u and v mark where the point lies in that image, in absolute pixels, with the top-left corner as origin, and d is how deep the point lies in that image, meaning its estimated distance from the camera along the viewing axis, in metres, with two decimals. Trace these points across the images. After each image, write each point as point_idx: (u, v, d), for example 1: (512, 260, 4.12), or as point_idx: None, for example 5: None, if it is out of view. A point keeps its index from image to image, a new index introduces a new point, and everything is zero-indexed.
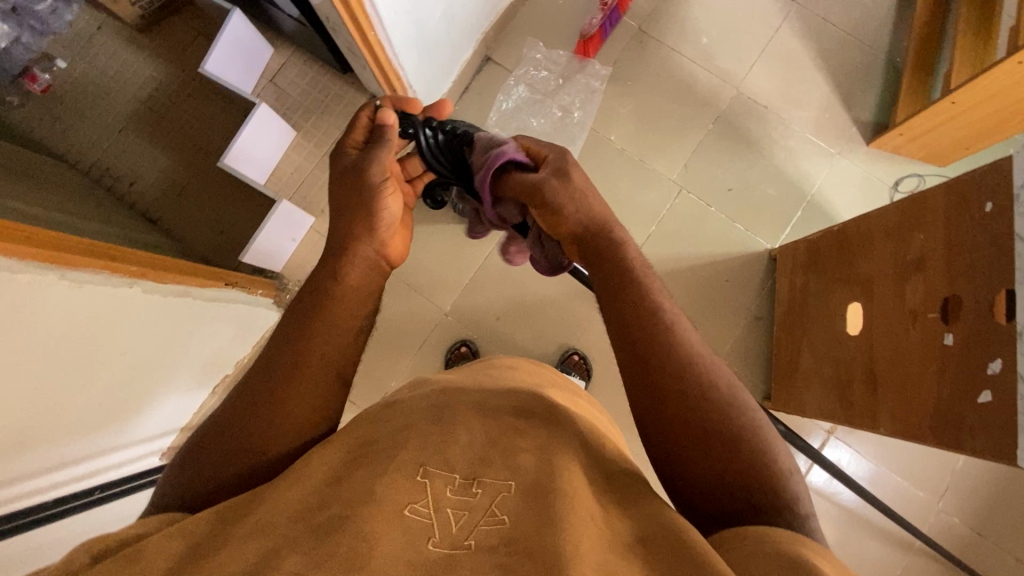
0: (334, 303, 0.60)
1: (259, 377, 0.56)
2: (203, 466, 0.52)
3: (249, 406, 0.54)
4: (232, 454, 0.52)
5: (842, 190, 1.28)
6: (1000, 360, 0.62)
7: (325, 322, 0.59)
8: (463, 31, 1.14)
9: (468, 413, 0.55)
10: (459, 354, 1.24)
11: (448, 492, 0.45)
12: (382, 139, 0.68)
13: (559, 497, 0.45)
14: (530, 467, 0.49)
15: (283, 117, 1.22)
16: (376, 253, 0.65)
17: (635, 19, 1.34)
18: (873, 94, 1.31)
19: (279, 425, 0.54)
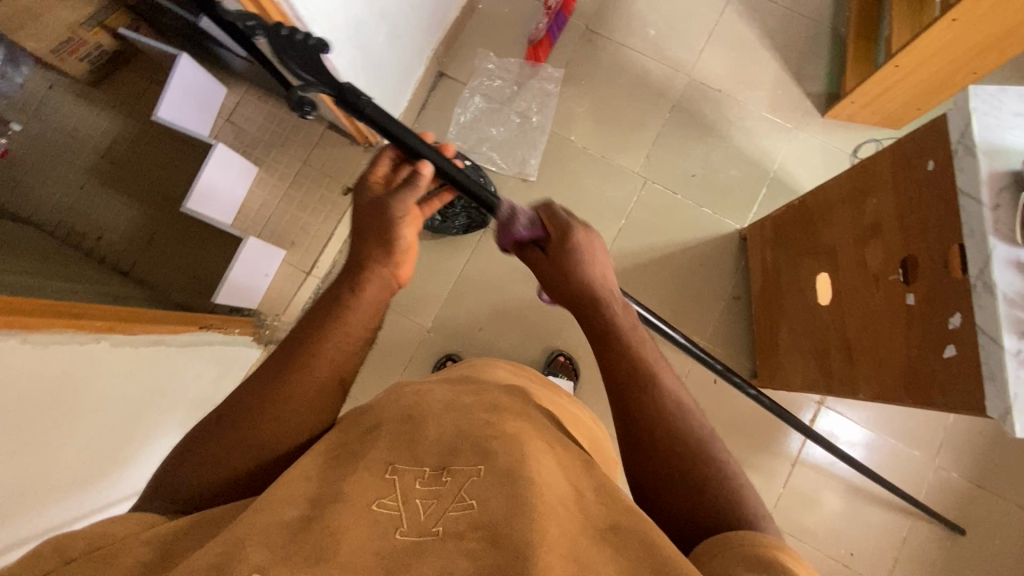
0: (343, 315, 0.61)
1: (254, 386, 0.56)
2: (190, 473, 0.52)
3: (235, 411, 0.55)
4: (219, 455, 0.53)
5: (804, 163, 1.30)
6: (959, 314, 0.63)
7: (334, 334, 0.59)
8: (409, 50, 1.15)
9: (439, 409, 0.56)
10: (445, 368, 1.24)
11: (417, 483, 0.46)
12: (416, 181, 0.64)
13: (524, 480, 0.45)
14: (500, 447, 0.50)
15: (243, 154, 1.22)
16: (390, 274, 0.65)
17: (582, 20, 1.35)
18: (822, 65, 1.33)
19: (268, 430, 0.54)
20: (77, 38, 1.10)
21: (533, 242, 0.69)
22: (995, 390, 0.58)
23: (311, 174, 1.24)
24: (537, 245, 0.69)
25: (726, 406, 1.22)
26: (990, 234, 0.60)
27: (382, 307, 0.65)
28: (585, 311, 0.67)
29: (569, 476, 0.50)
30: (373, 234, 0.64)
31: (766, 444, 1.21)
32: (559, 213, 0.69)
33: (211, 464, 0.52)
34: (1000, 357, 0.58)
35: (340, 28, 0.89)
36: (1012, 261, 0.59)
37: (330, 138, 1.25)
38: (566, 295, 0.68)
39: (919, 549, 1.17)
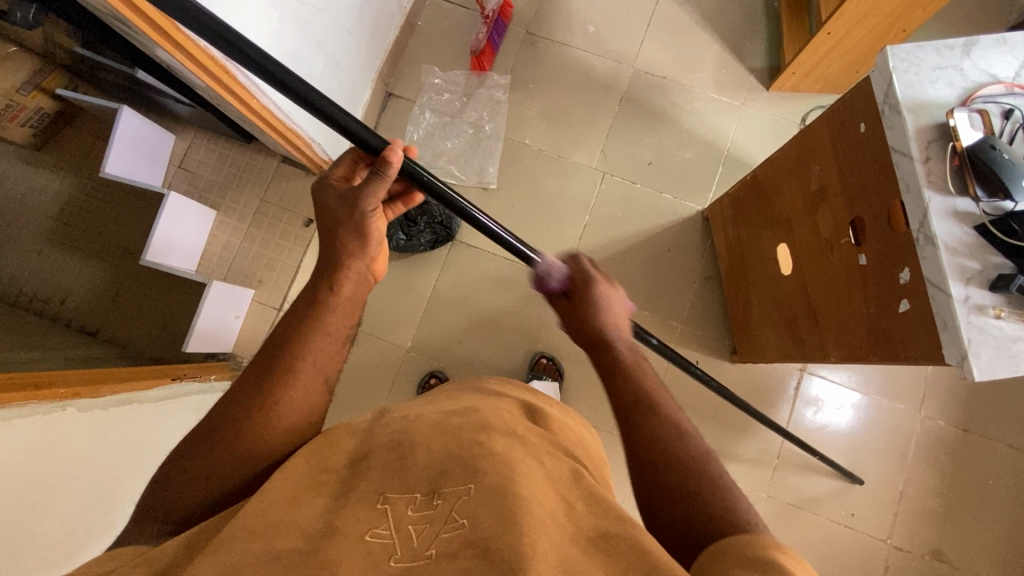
0: (327, 318, 0.61)
1: (240, 393, 0.56)
2: (183, 484, 0.51)
3: (227, 422, 0.54)
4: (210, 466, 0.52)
5: (755, 137, 1.32)
6: (908, 268, 0.64)
7: (321, 336, 0.59)
8: (349, 77, 1.15)
9: (426, 428, 0.55)
10: (430, 386, 1.23)
11: (409, 510, 0.46)
12: (381, 173, 0.64)
13: (513, 494, 0.45)
14: (490, 465, 0.49)
15: (200, 200, 1.21)
16: (366, 267, 0.65)
17: (521, 25, 1.37)
18: (760, 41, 1.35)
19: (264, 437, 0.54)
20: (16, 104, 1.08)
21: (558, 292, 0.72)
22: (950, 338, 0.59)
23: (270, 211, 1.23)
24: (563, 297, 0.72)
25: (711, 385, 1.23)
26: (925, 187, 0.60)
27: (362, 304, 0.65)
28: (599, 348, 0.66)
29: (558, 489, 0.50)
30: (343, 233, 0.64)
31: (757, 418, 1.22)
32: (585, 266, 0.71)
33: (198, 481, 0.51)
34: (950, 305, 0.59)
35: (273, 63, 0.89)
36: (949, 211, 0.60)
37: (286, 171, 1.24)
38: (579, 336, 0.69)
39: (917, 501, 1.19)
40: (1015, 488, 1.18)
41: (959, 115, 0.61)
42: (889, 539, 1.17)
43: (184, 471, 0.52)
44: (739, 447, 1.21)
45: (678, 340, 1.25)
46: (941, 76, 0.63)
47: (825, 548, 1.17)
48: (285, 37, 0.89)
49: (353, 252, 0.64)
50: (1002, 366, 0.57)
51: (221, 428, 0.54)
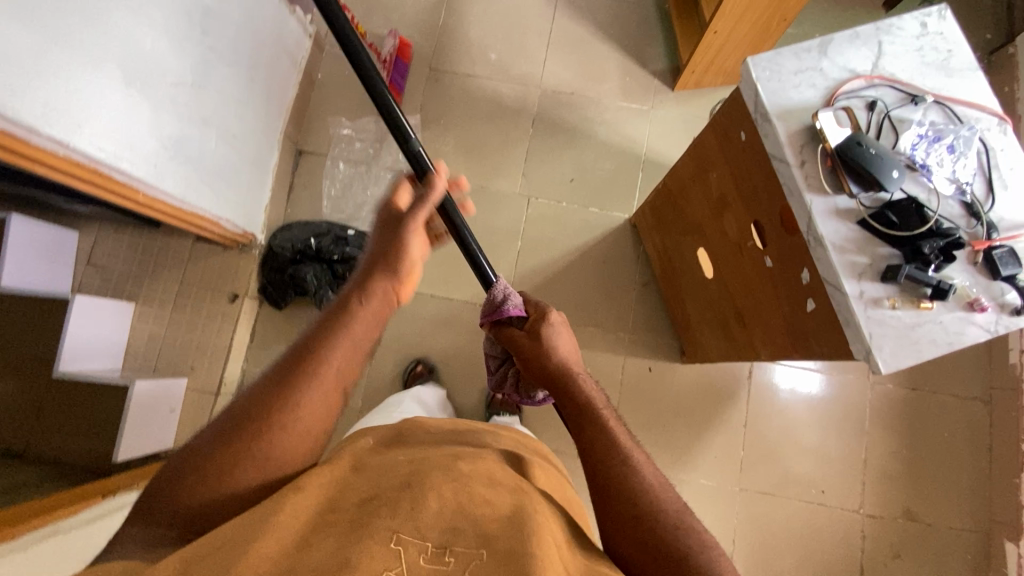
0: (353, 324, 0.60)
1: (254, 404, 0.54)
2: (187, 490, 0.51)
3: (240, 424, 0.54)
4: (219, 473, 0.52)
5: (669, 138, 1.34)
6: (807, 268, 0.65)
7: (345, 342, 0.59)
8: (248, 146, 1.12)
9: (440, 475, 0.53)
10: (415, 373, 1.23)
11: (421, 560, 0.45)
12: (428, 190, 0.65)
13: (532, 566, 0.44)
14: (502, 533, 0.48)
15: (116, 295, 1.17)
16: (392, 290, 0.63)
17: (422, 62, 1.36)
18: (658, 43, 1.38)
19: (276, 443, 0.54)
20: None
21: (511, 323, 0.74)
22: (854, 333, 0.59)
23: (192, 293, 1.19)
24: (516, 326, 0.73)
25: (667, 389, 1.24)
26: (805, 191, 0.61)
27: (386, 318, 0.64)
28: (562, 387, 0.68)
29: (563, 556, 0.49)
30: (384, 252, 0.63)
31: (717, 413, 1.23)
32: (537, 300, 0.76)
33: (207, 486, 0.51)
34: (848, 302, 0.59)
35: (152, 154, 0.85)
36: (831, 210, 0.61)
37: (202, 250, 1.21)
38: (540, 373, 0.69)
39: (882, 466, 1.21)
40: (970, 438, 1.22)
41: (825, 115, 0.62)
42: (861, 509, 1.19)
43: (188, 479, 0.51)
44: (705, 446, 1.22)
45: (628, 350, 1.25)
46: (802, 79, 0.64)
47: (801, 529, 1.19)
48: (163, 122, 0.86)
49: (385, 269, 0.63)
50: (904, 355, 0.58)
51: (230, 439, 0.53)
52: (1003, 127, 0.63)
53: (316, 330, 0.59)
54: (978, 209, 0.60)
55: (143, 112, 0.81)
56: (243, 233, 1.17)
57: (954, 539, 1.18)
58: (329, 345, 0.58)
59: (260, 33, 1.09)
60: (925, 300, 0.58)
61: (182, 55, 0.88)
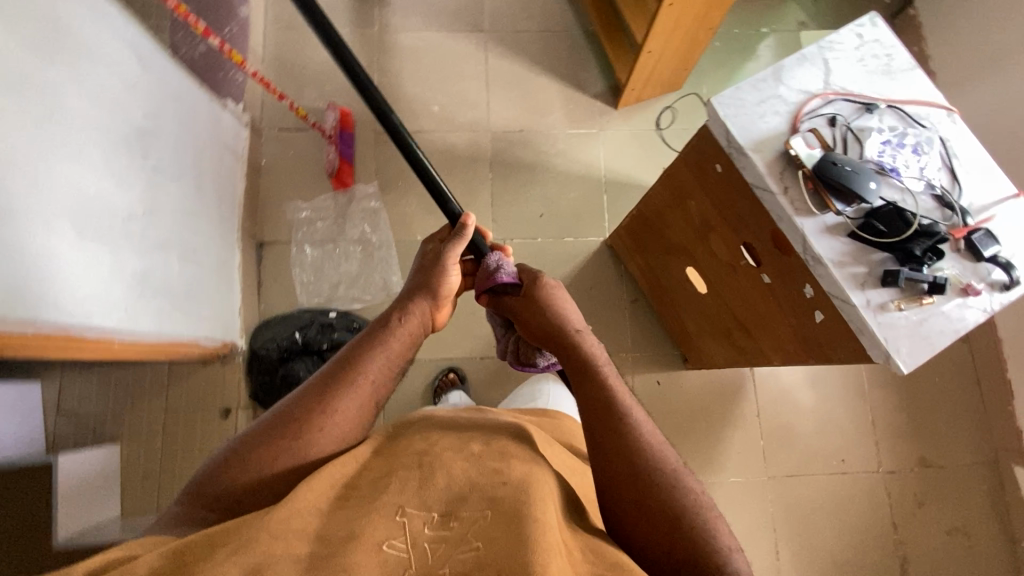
0: (388, 341, 0.75)
1: (309, 398, 0.67)
2: (241, 470, 0.62)
3: (292, 418, 0.65)
4: (275, 458, 0.63)
5: (623, 156, 1.36)
6: (809, 284, 0.67)
7: (380, 353, 0.73)
8: (210, 255, 1.07)
9: (449, 454, 0.61)
10: (449, 380, 1.21)
11: (426, 529, 0.52)
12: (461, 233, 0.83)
13: (533, 523, 0.51)
14: (507, 494, 0.55)
15: (99, 438, 1.09)
16: (428, 310, 0.82)
17: (367, 127, 1.33)
18: (593, 66, 1.41)
19: (321, 439, 0.65)
20: None
21: (506, 290, 0.80)
22: (869, 340, 0.62)
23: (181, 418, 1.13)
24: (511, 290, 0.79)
25: (678, 399, 1.26)
26: (794, 216, 0.64)
27: (417, 336, 0.79)
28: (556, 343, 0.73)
29: (564, 531, 0.55)
30: (420, 284, 0.82)
31: (729, 410, 1.26)
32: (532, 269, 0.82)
33: (256, 464, 0.62)
34: (858, 312, 0.62)
35: (117, 297, 0.81)
36: (823, 229, 0.64)
37: (181, 371, 1.14)
38: (535, 330, 0.75)
39: (889, 423, 1.27)
40: (958, 377, 1.29)
41: (795, 141, 0.65)
42: (880, 468, 1.25)
43: (243, 458, 0.63)
44: (726, 444, 1.24)
45: (633, 369, 1.27)
46: (766, 108, 0.67)
47: (832, 501, 1.23)
48: (121, 261, 0.81)
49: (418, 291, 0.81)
50: (922, 350, 0.61)
51: (284, 425, 0.65)
52: (952, 117, 0.68)
53: (362, 341, 0.75)
54: (950, 199, 0.65)
55: (97, 258, 0.76)
56: (223, 343, 1.11)
57: (967, 474, 1.25)
58: (371, 354, 0.73)
59: (198, 138, 1.05)
60: (925, 296, 0.62)
61: (127, 187, 0.83)
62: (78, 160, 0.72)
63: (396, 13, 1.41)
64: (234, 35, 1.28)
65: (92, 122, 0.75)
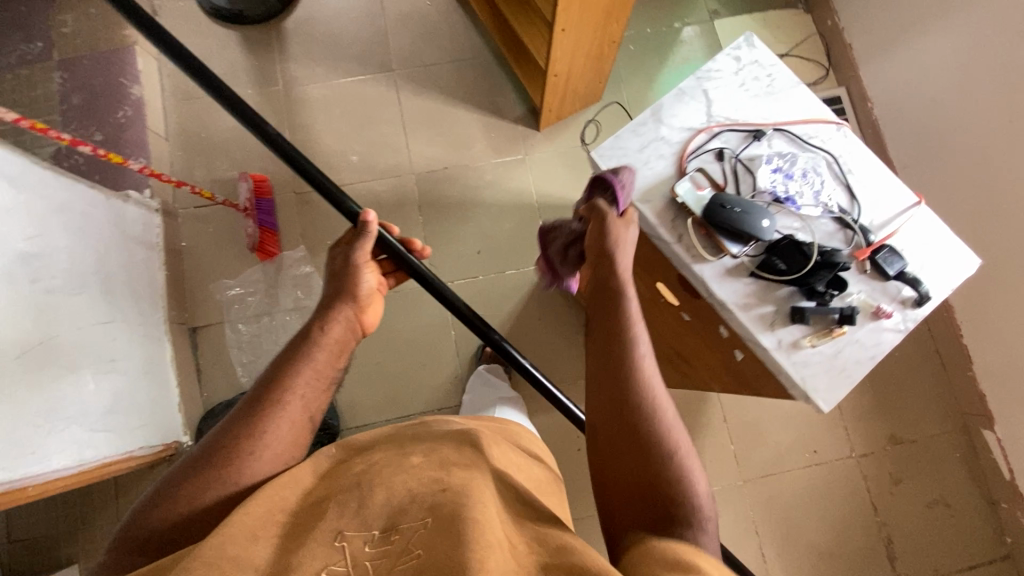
0: (313, 353, 0.70)
1: (235, 425, 0.62)
2: (163, 511, 0.57)
3: (218, 451, 0.60)
4: (202, 489, 0.58)
5: (553, 177, 1.33)
6: (722, 324, 0.65)
7: (305, 368, 0.68)
8: (133, 359, 1.02)
9: (387, 469, 0.56)
10: None
11: (366, 547, 0.48)
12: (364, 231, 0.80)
13: (469, 522, 0.47)
14: (443, 500, 0.51)
15: (51, 564, 1.04)
16: (353, 316, 0.76)
17: (286, 190, 1.28)
18: (509, 89, 1.37)
19: (251, 465, 0.60)
20: None
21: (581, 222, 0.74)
22: (787, 379, 0.60)
23: None
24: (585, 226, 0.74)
25: None
26: (691, 263, 0.61)
27: (346, 347, 0.74)
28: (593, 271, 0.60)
29: (505, 523, 0.51)
30: (336, 288, 0.77)
31: (696, 419, 1.24)
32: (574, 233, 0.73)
33: (180, 504, 0.57)
34: (771, 353, 0.60)
35: (20, 440, 0.76)
36: (723, 272, 0.61)
37: (127, 479, 1.09)
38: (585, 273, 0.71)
39: (855, 405, 1.26)
40: (916, 348, 1.29)
41: (681, 185, 0.62)
42: (853, 452, 1.24)
43: (166, 498, 0.57)
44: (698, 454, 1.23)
45: None
46: (649, 152, 0.65)
47: (811, 494, 1.22)
48: (19, 400, 0.76)
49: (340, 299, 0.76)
50: (840, 385, 0.59)
51: (206, 459, 0.60)
52: (842, 131, 0.66)
53: (283, 358, 0.69)
54: (849, 218, 0.63)
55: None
56: (166, 445, 1.06)
57: (938, 444, 1.25)
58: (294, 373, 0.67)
59: (97, 241, 0.99)
60: (836, 327, 0.59)
61: (14, 321, 0.78)
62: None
63: (298, 66, 1.37)
64: (128, 117, 1.23)
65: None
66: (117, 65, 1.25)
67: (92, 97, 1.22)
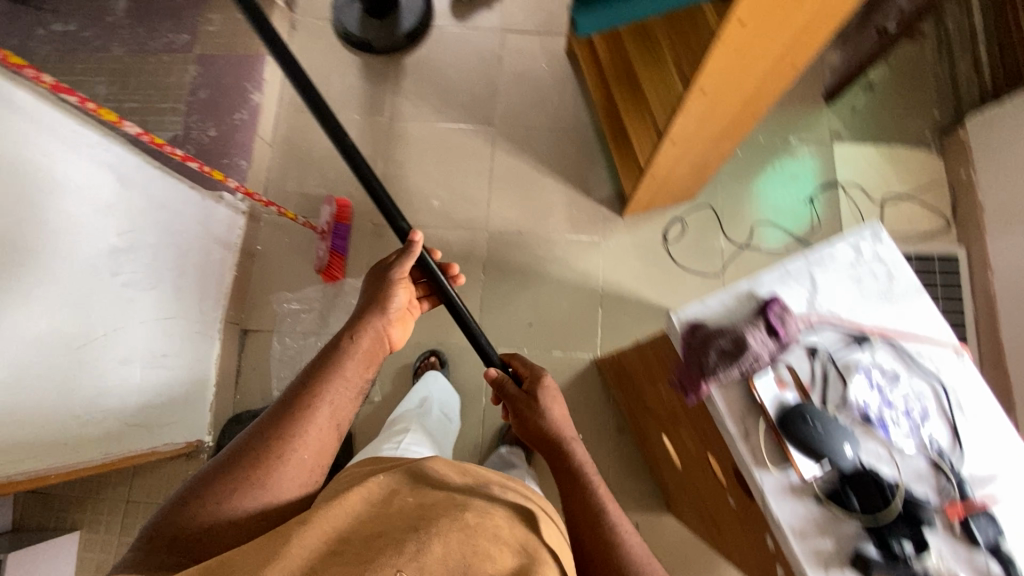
0: (345, 363, 0.71)
1: (267, 429, 0.64)
2: (193, 517, 0.57)
3: (253, 454, 0.62)
4: (237, 493, 0.59)
5: (625, 268, 1.28)
6: (769, 534, 0.58)
7: (339, 378, 0.70)
8: (181, 354, 1.06)
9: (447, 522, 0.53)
10: None
11: None
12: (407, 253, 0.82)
13: None
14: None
15: (60, 523, 1.10)
16: (383, 330, 0.78)
17: (364, 218, 1.31)
18: (603, 169, 1.34)
19: (286, 471, 0.62)
20: None
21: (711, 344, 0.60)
22: None
23: (139, 510, 1.11)
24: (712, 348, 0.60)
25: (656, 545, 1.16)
26: (752, 466, 0.55)
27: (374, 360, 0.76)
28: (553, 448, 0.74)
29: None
30: (371, 301, 0.79)
31: (713, 565, 1.14)
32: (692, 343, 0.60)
33: (214, 508, 0.58)
34: None
35: (61, 430, 0.80)
36: (785, 489, 0.54)
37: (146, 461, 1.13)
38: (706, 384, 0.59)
39: None
40: None
41: (763, 381, 0.56)
42: None
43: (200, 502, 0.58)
44: None
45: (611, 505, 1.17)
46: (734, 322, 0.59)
47: None
48: (69, 393, 0.80)
49: (375, 313, 0.78)
50: None
51: (238, 462, 0.61)
52: (959, 359, 0.58)
53: (317, 365, 0.71)
54: (946, 464, 0.55)
55: (39, 397, 0.75)
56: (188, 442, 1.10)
57: None
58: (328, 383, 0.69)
59: (182, 237, 1.05)
60: None
61: (86, 318, 0.82)
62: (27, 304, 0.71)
63: (407, 102, 1.41)
64: (243, 121, 1.31)
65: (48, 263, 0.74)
66: (247, 69, 1.34)
67: (219, 96, 1.32)
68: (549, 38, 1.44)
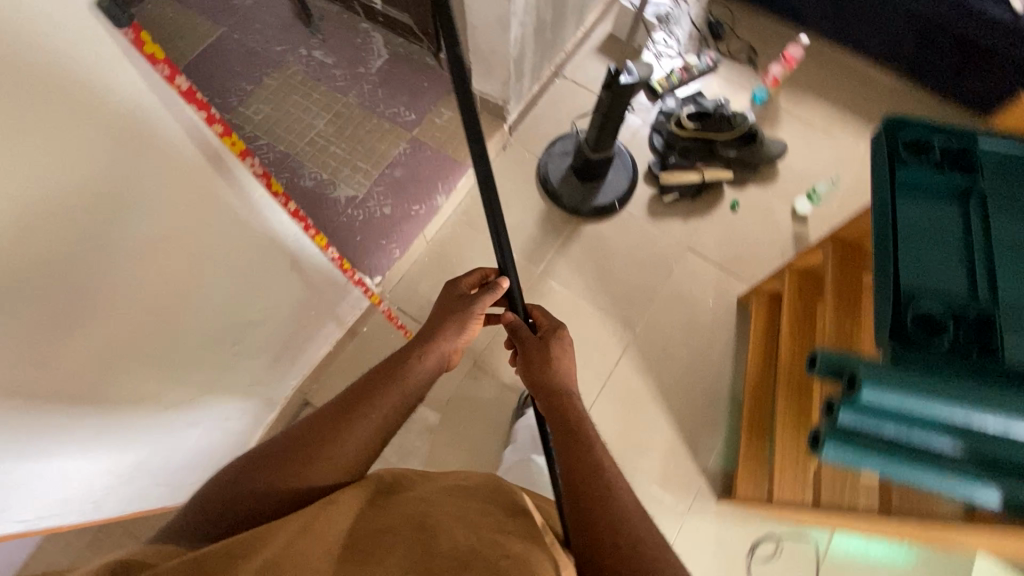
0: (404, 386, 0.76)
1: (314, 428, 0.69)
2: (236, 502, 0.62)
3: (298, 449, 0.67)
4: (277, 483, 0.64)
5: (693, 558, 1.14)
6: None
7: (395, 394, 0.75)
8: (237, 410, 1.02)
9: (454, 527, 0.56)
10: None
11: None
12: (488, 293, 0.84)
13: None
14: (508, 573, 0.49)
15: None
16: (442, 359, 0.82)
17: (469, 355, 1.27)
18: (719, 438, 1.22)
19: (321, 469, 0.66)
20: None
21: None
22: None
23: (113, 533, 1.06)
24: None
25: None
26: None
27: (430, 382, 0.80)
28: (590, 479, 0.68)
29: None
30: (437, 331, 0.83)
31: None
32: None
33: (255, 495, 0.63)
34: None
35: (89, 473, 0.72)
36: None
37: None
38: None
39: None
40: None
41: None
42: None
43: (244, 485, 0.63)
44: None
45: None
46: None
47: None
48: (110, 439, 0.73)
49: (441, 341, 0.82)
50: None
51: (281, 453, 0.67)
52: None
53: (377, 379, 0.76)
54: None
55: (75, 454, 0.68)
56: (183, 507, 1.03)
57: None
58: (382, 398, 0.74)
59: (308, 311, 1.04)
60: None
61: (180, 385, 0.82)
62: (111, 362, 0.65)
63: (565, 265, 1.38)
64: (417, 214, 1.33)
65: (153, 319, 0.68)
66: (447, 171, 1.37)
67: (409, 181, 1.36)
68: (727, 277, 1.38)
